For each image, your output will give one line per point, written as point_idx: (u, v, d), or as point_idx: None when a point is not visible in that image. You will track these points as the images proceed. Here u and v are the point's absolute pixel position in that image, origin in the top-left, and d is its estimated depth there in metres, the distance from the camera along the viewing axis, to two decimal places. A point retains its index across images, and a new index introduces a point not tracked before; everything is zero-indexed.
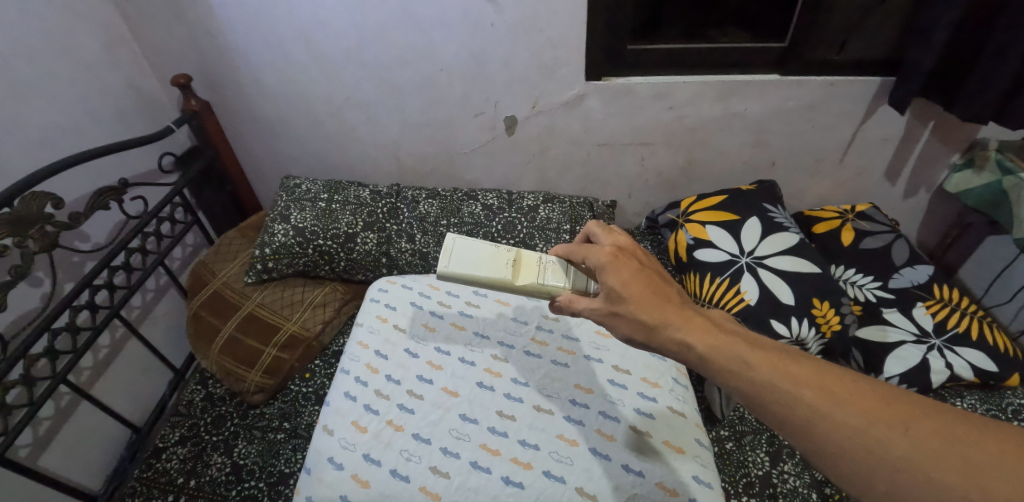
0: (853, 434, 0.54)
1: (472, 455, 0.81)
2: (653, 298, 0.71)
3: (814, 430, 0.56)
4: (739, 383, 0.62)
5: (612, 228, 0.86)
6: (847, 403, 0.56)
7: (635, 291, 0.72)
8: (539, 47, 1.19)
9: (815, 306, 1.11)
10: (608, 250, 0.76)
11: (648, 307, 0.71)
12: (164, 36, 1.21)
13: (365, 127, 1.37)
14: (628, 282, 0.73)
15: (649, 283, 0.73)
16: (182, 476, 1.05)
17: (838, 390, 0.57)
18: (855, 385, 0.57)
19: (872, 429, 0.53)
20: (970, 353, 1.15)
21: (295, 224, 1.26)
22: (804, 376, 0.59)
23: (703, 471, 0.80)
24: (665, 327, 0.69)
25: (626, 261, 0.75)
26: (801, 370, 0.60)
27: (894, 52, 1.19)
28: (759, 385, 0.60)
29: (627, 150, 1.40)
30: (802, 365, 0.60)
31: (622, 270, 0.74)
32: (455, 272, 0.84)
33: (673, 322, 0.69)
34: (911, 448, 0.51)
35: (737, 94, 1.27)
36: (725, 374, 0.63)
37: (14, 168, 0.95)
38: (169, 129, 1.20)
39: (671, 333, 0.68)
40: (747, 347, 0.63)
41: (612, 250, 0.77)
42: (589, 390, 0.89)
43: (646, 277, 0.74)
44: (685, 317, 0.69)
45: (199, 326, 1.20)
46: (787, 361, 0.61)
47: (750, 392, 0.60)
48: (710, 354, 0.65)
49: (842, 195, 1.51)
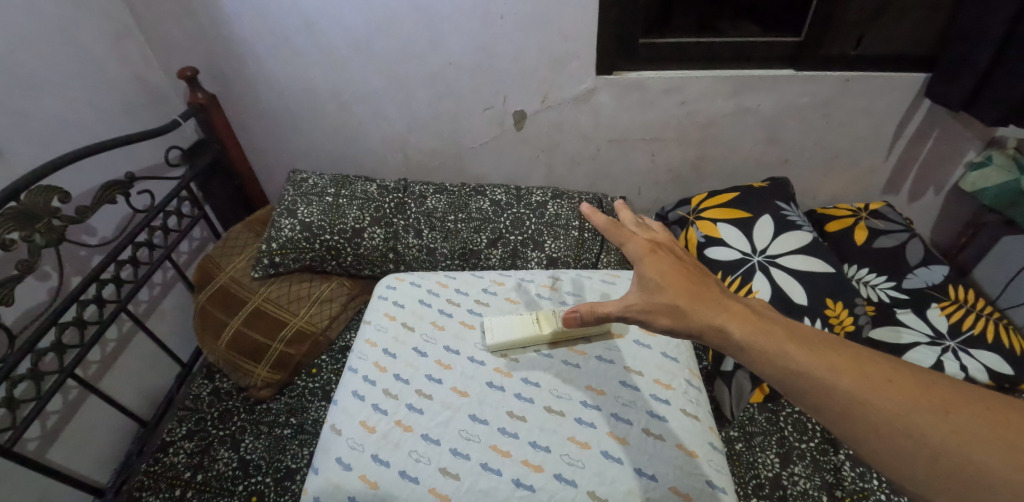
0: (892, 418, 0.52)
1: (482, 457, 0.79)
2: (687, 288, 0.70)
3: (851, 415, 0.54)
4: (775, 370, 0.59)
5: (647, 224, 0.86)
6: (886, 389, 0.54)
7: (672, 281, 0.72)
8: (549, 41, 1.17)
9: (829, 306, 1.09)
10: (646, 244, 0.77)
11: (686, 296, 0.69)
12: (169, 27, 1.19)
13: (372, 122, 1.36)
14: (666, 274, 0.72)
15: (684, 275, 0.72)
16: (190, 470, 1.05)
17: (876, 375, 0.55)
18: (894, 370, 0.55)
19: (912, 413, 0.52)
20: (986, 356, 1.10)
21: (302, 219, 1.25)
22: (843, 363, 0.57)
23: (718, 476, 0.78)
24: (701, 314, 0.67)
25: (661, 256, 0.75)
26: (838, 357, 0.57)
27: (911, 46, 1.17)
28: (796, 374, 0.58)
29: (637, 146, 1.38)
30: (840, 352, 0.58)
31: (660, 264, 0.74)
32: (498, 341, 0.90)
33: (709, 310, 0.67)
34: (950, 432, 0.50)
35: (750, 90, 1.25)
36: (762, 361, 0.60)
37: (20, 161, 0.94)
38: (176, 122, 1.19)
39: (709, 320, 0.66)
40: (785, 335, 0.61)
41: (650, 246, 0.77)
42: (601, 391, 0.87)
43: (683, 271, 0.73)
44: (721, 305, 0.67)
45: (207, 319, 1.20)
46: (825, 347, 0.59)
47: (787, 380, 0.58)
48: (745, 340, 0.63)
49: (855, 193, 1.49)
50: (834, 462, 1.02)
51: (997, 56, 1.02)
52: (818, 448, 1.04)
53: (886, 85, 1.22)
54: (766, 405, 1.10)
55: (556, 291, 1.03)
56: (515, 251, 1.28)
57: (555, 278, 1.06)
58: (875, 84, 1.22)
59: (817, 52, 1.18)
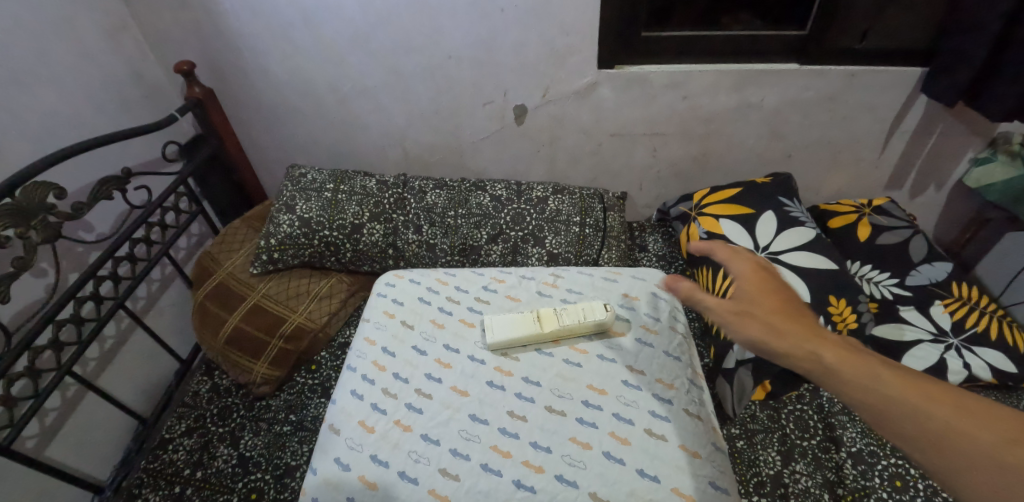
0: (990, 453, 0.51)
1: (483, 457, 0.78)
2: (786, 316, 0.70)
3: (947, 447, 0.53)
4: (865, 395, 0.59)
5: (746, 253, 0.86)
6: (985, 424, 0.53)
7: (768, 301, 0.72)
8: (550, 34, 1.15)
9: (831, 304, 1.08)
10: (746, 262, 0.77)
11: (781, 315, 0.70)
12: (165, 20, 1.18)
13: (371, 116, 1.35)
14: (763, 292, 0.73)
15: (782, 296, 0.72)
16: (190, 467, 1.05)
17: (974, 410, 0.54)
18: (994, 407, 0.54)
19: (1014, 450, 0.50)
20: (989, 353, 1.10)
21: (301, 214, 1.24)
22: (938, 395, 0.56)
23: (721, 477, 0.78)
24: (793, 333, 0.67)
25: (768, 282, 0.74)
26: (934, 389, 0.57)
27: (917, 39, 1.15)
28: (887, 399, 0.57)
29: (638, 141, 1.37)
30: (936, 386, 0.57)
31: (759, 283, 0.74)
32: (498, 340, 0.90)
33: (802, 331, 0.67)
34: None
35: (753, 84, 1.23)
36: (854, 385, 0.60)
37: (15, 157, 0.93)
38: (173, 117, 1.18)
39: (801, 339, 0.66)
40: (880, 363, 0.61)
41: (750, 264, 0.77)
42: (603, 391, 0.86)
43: (787, 301, 0.72)
44: (814, 330, 0.68)
45: (205, 316, 1.19)
46: (920, 380, 0.58)
47: (878, 405, 0.58)
48: (836, 362, 0.62)
49: (859, 188, 1.48)
50: (836, 459, 1.01)
51: (1004, 50, 1.00)
52: (819, 446, 1.04)
53: (892, 79, 1.20)
54: (768, 402, 1.09)
55: (557, 288, 1.03)
56: (515, 248, 1.27)
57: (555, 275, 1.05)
58: (881, 78, 1.20)
59: (822, 46, 1.17)
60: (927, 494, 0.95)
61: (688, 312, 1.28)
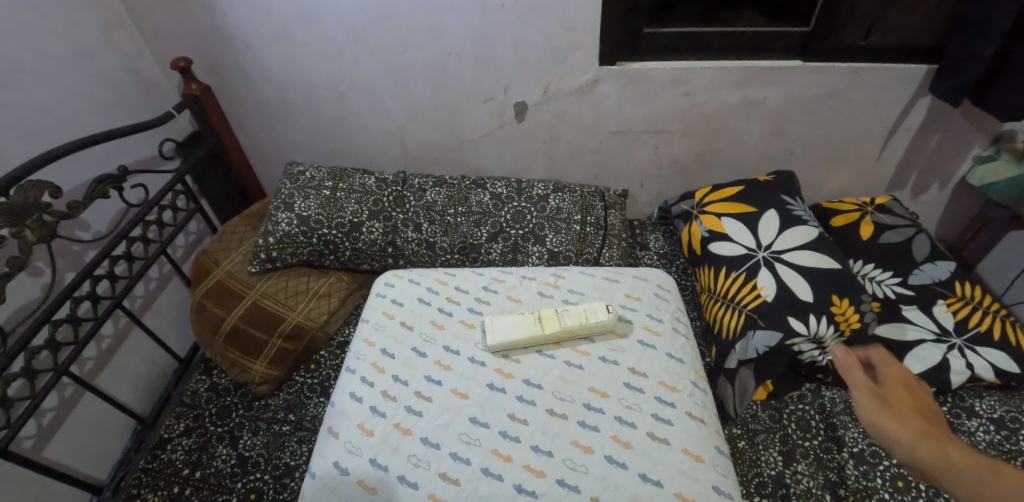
0: None
1: (483, 461, 0.78)
2: (913, 421, 0.86)
3: None
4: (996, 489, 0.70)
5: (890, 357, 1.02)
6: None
7: (922, 428, 0.84)
8: (551, 30, 1.14)
9: (834, 304, 1.06)
10: (899, 398, 0.91)
11: (934, 437, 0.82)
12: (162, 16, 1.16)
13: (370, 113, 1.33)
14: (921, 429, 0.84)
15: (924, 418, 0.87)
16: (188, 468, 1.04)
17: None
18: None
19: None
20: (992, 353, 1.09)
21: (299, 212, 1.23)
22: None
23: (724, 482, 0.77)
24: (941, 447, 0.79)
25: (913, 393, 0.92)
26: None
27: (921, 36, 1.14)
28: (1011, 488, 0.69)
29: (639, 139, 1.35)
30: None
31: (917, 421, 0.86)
32: (498, 342, 0.89)
33: (951, 447, 0.79)
34: None
35: (756, 81, 1.22)
36: (970, 485, 0.72)
37: (10, 155, 0.92)
38: (170, 114, 1.17)
39: (952, 453, 0.78)
40: (990, 473, 0.72)
41: (913, 403, 0.90)
42: (604, 393, 0.85)
43: (927, 417, 0.87)
44: (951, 441, 0.81)
45: (203, 315, 1.18)
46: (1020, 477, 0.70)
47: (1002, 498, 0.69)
48: (965, 466, 0.75)
49: (861, 186, 1.47)
50: (837, 460, 1.01)
51: (1011, 48, 0.99)
52: (821, 447, 1.03)
53: (896, 76, 1.19)
54: (770, 402, 1.09)
55: (558, 288, 1.02)
56: (516, 246, 1.26)
57: (556, 275, 1.04)
58: (885, 76, 1.19)
59: (826, 42, 1.15)
60: (929, 495, 0.95)
61: (689, 311, 1.27)
